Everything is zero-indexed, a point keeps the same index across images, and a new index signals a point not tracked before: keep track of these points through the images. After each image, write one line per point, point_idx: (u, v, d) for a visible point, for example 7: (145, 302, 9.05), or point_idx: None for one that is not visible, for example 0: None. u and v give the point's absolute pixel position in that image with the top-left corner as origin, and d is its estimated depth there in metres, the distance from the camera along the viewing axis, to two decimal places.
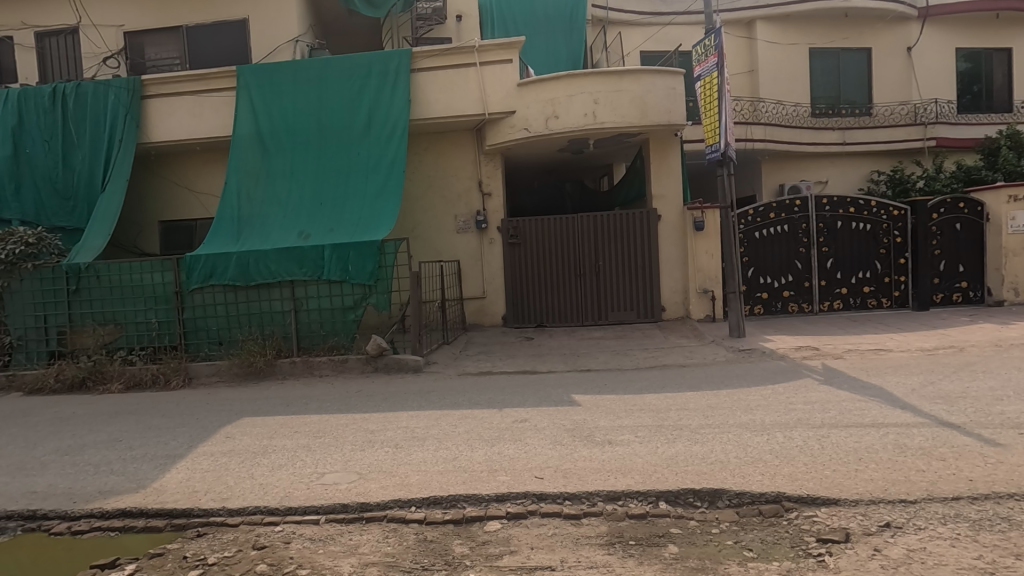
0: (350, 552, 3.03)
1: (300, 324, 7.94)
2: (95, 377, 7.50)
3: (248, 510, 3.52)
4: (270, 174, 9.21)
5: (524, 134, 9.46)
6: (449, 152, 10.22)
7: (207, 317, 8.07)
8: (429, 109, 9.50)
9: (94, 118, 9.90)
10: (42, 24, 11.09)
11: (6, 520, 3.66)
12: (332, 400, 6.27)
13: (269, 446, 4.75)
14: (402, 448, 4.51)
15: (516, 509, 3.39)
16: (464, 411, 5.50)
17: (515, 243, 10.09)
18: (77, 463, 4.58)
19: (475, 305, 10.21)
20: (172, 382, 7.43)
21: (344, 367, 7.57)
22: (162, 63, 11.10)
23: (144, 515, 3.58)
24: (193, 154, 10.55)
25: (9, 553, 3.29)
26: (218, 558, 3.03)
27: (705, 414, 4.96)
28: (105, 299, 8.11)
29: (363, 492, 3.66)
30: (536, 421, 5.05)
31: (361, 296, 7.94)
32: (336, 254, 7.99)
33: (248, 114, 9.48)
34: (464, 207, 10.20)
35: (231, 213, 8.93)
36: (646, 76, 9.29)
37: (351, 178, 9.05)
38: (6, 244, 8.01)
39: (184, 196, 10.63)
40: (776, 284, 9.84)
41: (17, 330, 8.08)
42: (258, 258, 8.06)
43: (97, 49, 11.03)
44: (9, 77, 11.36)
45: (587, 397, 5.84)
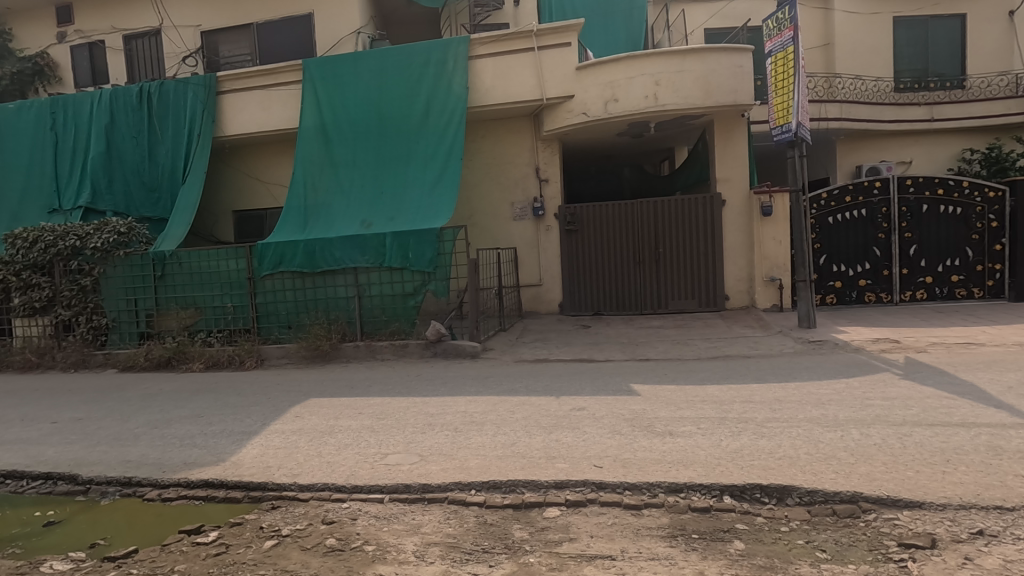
0: (413, 531, 3.11)
1: (363, 309, 8.21)
2: (179, 357, 8.07)
3: (318, 486, 3.69)
4: (333, 164, 9.52)
5: (583, 119, 9.29)
6: (506, 139, 10.22)
7: (277, 301, 8.48)
8: (487, 96, 9.50)
9: (176, 115, 10.55)
10: (129, 27, 11.89)
11: (107, 485, 4.02)
12: (394, 383, 6.47)
13: (335, 426, 4.95)
14: (462, 432, 4.59)
15: (575, 497, 3.38)
16: (522, 398, 5.53)
17: (573, 230, 10.00)
18: (164, 436, 4.97)
19: (532, 292, 10.20)
20: (246, 362, 7.89)
21: (405, 352, 7.78)
22: (235, 60, 11.65)
23: (225, 486, 3.83)
24: (263, 146, 11.04)
25: (111, 515, 3.61)
26: (291, 530, 3.19)
27: (772, 407, 4.75)
28: (187, 284, 8.67)
29: (424, 474, 3.75)
30: (594, 409, 5.01)
31: (421, 283, 8.09)
32: (397, 241, 8.21)
33: (312, 107, 9.82)
34: (521, 193, 10.18)
35: (298, 203, 9.29)
36: (712, 55, 8.90)
37: (410, 166, 9.21)
38: (102, 234, 8.77)
39: (256, 187, 11.18)
40: (851, 272, 9.27)
41: (111, 312, 8.78)
42: (324, 246, 8.40)
43: (177, 49, 11.72)
44: (102, 78, 12.23)
45: (646, 386, 5.73)
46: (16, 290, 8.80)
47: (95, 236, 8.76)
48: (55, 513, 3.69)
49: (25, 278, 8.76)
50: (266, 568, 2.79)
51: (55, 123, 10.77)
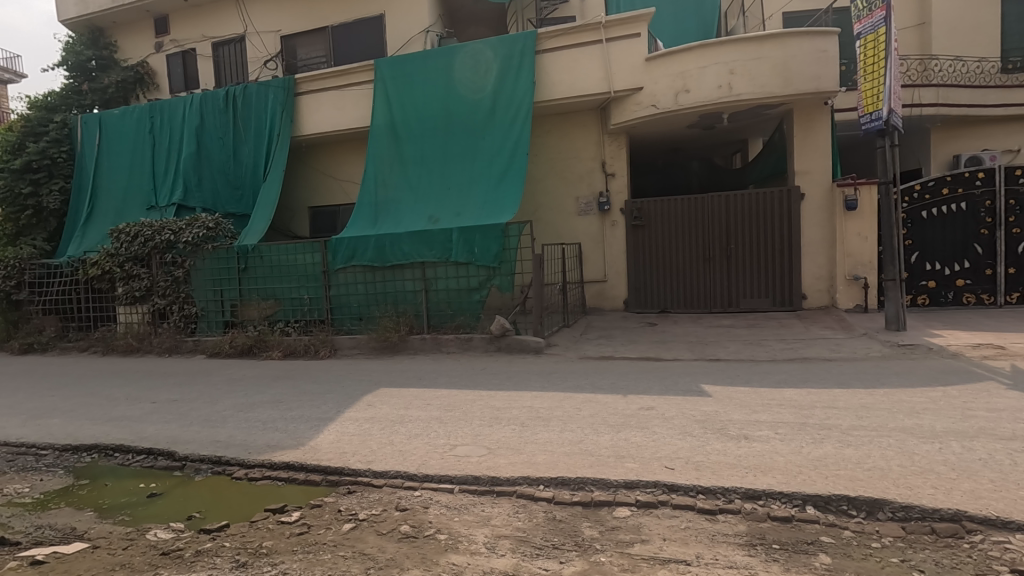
0: (483, 523, 3.15)
1: (430, 302, 8.39)
2: (259, 345, 8.59)
3: (391, 474, 3.81)
4: (402, 161, 9.77)
5: (652, 111, 9.06)
6: (571, 133, 10.14)
7: (349, 294, 8.82)
8: (553, 90, 9.44)
9: (259, 116, 11.17)
10: (218, 35, 12.70)
11: (200, 463, 4.33)
12: (460, 376, 6.61)
13: (406, 416, 5.10)
14: (528, 427, 4.60)
15: (646, 497, 3.31)
16: (588, 395, 5.49)
17: (639, 226, 9.80)
18: (249, 419, 5.30)
19: (596, 288, 10.10)
20: (321, 351, 8.28)
21: (470, 345, 7.90)
22: (311, 62, 12.19)
23: (304, 469, 4.03)
24: (337, 144, 11.51)
25: (204, 491, 3.88)
26: (367, 515, 3.31)
27: (858, 414, 4.46)
28: (266, 276, 9.17)
29: (493, 467, 3.79)
30: (664, 409, 4.90)
31: (486, 277, 8.17)
32: (463, 237, 8.29)
33: (383, 105, 10.11)
34: (586, 188, 10.08)
35: (369, 199, 9.61)
36: (792, 40, 8.43)
37: (476, 161, 9.30)
38: (193, 229, 9.43)
39: (329, 184, 11.69)
40: (946, 271, 8.55)
41: (200, 302, 9.45)
42: (393, 241, 8.65)
43: (259, 54, 12.39)
44: (193, 83, 13.12)
45: (718, 387, 5.54)
46: (120, 280, 9.68)
47: (186, 230, 9.44)
48: (156, 486, 4.01)
49: (127, 269, 9.62)
50: (345, 550, 2.91)
51: (153, 127, 11.67)
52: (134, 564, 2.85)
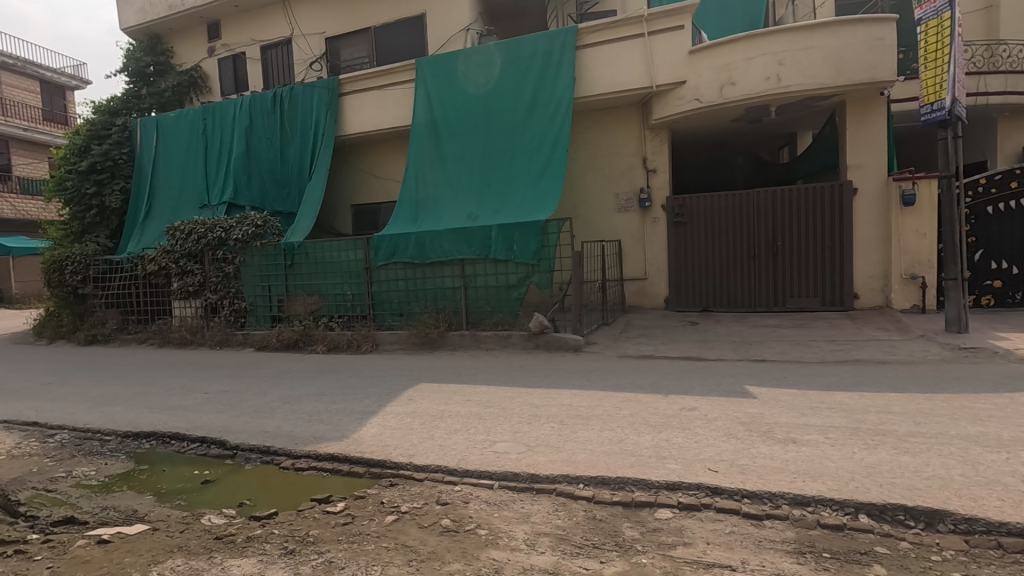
0: (523, 520, 3.16)
1: (469, 299, 8.46)
2: (305, 339, 8.85)
3: (432, 468, 3.87)
4: (442, 159, 9.87)
5: (695, 105, 8.85)
6: (612, 128, 10.01)
7: (390, 290, 8.97)
8: (594, 86, 9.35)
9: (304, 117, 11.49)
10: (266, 38, 13.12)
11: (250, 452, 4.50)
12: (498, 372, 6.63)
13: (446, 411, 5.16)
14: (568, 425, 4.58)
15: (689, 500, 3.24)
16: (628, 394, 5.43)
17: (681, 222, 9.61)
18: (295, 411, 5.47)
19: (636, 286, 9.95)
20: (363, 346, 8.46)
21: (508, 342, 7.91)
22: (355, 63, 12.45)
23: (348, 461, 4.13)
24: (379, 143, 11.72)
25: (253, 479, 4.03)
26: (409, 507, 3.37)
27: (915, 420, 4.25)
28: (311, 273, 9.44)
29: (533, 464, 3.79)
30: (706, 410, 4.79)
31: (525, 275, 8.15)
32: (502, 234, 8.32)
33: (424, 104, 10.23)
34: (626, 184, 9.95)
35: (410, 197, 9.77)
36: (845, 28, 8.08)
37: (516, 158, 9.30)
38: (243, 227, 9.81)
39: (371, 182, 11.93)
40: (1014, 271, 8.05)
41: (249, 297, 9.81)
42: (433, 238, 8.75)
43: (305, 56, 12.73)
44: (243, 86, 13.61)
45: (764, 388, 5.38)
46: (175, 276, 10.14)
47: (237, 228, 9.83)
48: (210, 473, 4.19)
49: (182, 265, 10.07)
50: (388, 541, 2.97)
51: (206, 128, 12.17)
52: (190, 547, 2.99)
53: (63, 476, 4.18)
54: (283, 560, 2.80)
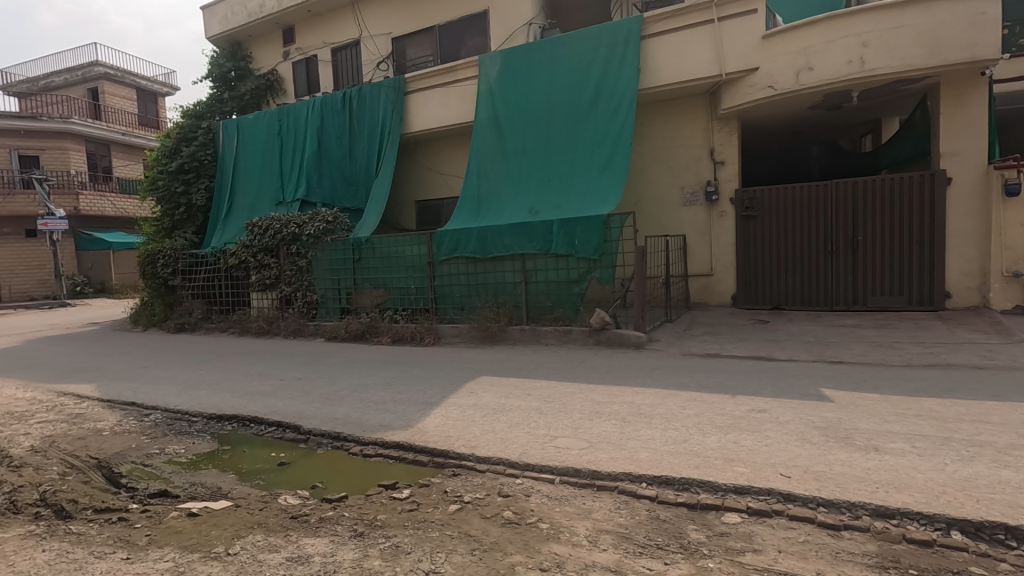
0: (585, 516, 3.14)
1: (530, 294, 8.49)
2: (371, 331, 9.19)
3: (493, 460, 3.92)
4: (504, 154, 9.92)
5: (768, 93, 8.43)
6: (677, 120, 9.72)
7: (452, 284, 9.13)
8: (659, 76, 9.11)
9: (372, 116, 11.88)
10: (336, 41, 13.66)
11: (322, 437, 4.72)
12: (559, 368, 6.62)
13: (507, 405, 5.21)
14: (630, 423, 4.51)
15: (759, 505, 3.11)
16: (693, 393, 5.26)
17: (751, 216, 9.25)
18: (363, 399, 5.69)
19: (701, 282, 9.64)
20: (426, 339, 8.68)
21: (569, 338, 7.89)
22: (419, 62, 12.72)
23: (413, 450, 4.25)
24: (442, 140, 11.94)
25: (324, 463, 4.23)
26: (472, 498, 3.43)
27: (1018, 432, 3.88)
28: (377, 267, 9.77)
29: (594, 461, 3.76)
30: (778, 412, 4.57)
31: (586, 270, 8.07)
32: (564, 229, 8.25)
33: (486, 99, 10.33)
34: (693, 177, 9.64)
35: (473, 192, 9.90)
36: (940, 3, 7.44)
37: (578, 151, 9.20)
38: (315, 223, 10.29)
39: (435, 179, 12.18)
40: None
41: (320, 289, 10.28)
42: (495, 233, 8.81)
43: (373, 56, 13.14)
44: (315, 88, 14.23)
45: (841, 392, 5.07)
46: (254, 269, 10.78)
47: (309, 224, 10.32)
48: (285, 455, 4.43)
49: (259, 259, 10.69)
50: (451, 530, 3.03)
51: (281, 129, 12.83)
52: (269, 524, 3.18)
53: (158, 452, 4.55)
54: (353, 542, 2.93)
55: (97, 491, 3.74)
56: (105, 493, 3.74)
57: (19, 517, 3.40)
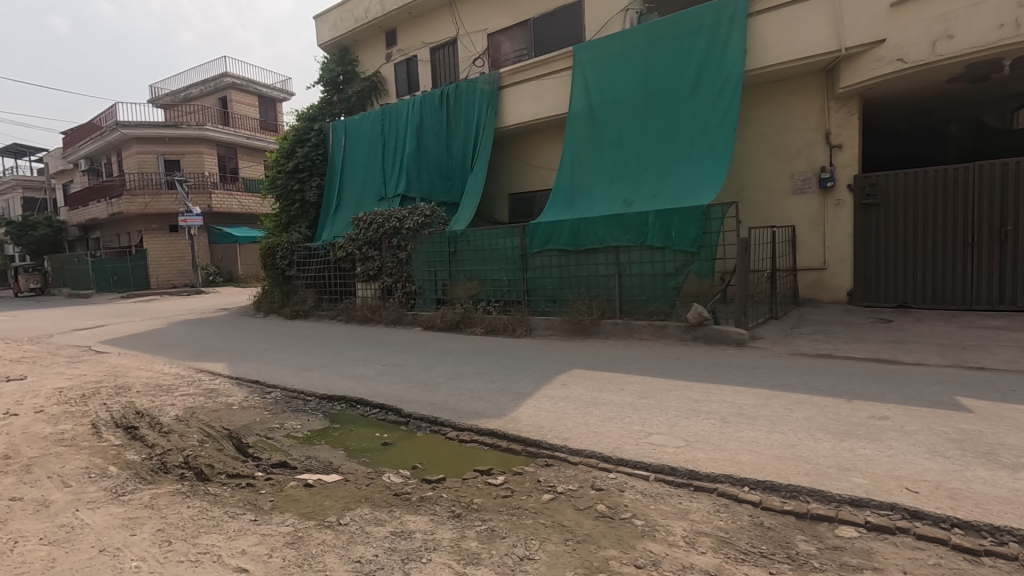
0: (681, 516, 3.04)
1: (623, 288, 8.34)
2: (466, 321, 9.49)
3: (586, 453, 3.91)
4: (599, 145, 9.77)
5: (897, 67, 7.61)
6: (788, 101, 9.05)
7: (544, 276, 9.17)
8: (767, 56, 8.52)
9: (468, 111, 12.19)
10: (435, 40, 14.13)
11: (422, 421, 4.96)
12: (653, 363, 6.45)
13: (600, 398, 5.17)
14: (730, 423, 4.31)
15: (879, 520, 2.85)
16: (801, 396, 4.91)
17: (872, 204, 8.41)
18: (458, 386, 5.91)
19: (812, 277, 8.93)
20: (518, 330, 8.82)
21: (664, 333, 7.66)
22: (514, 55, 12.83)
23: (506, 438, 4.35)
24: (536, 132, 11.99)
25: (423, 445, 4.44)
26: (565, 488, 3.44)
27: None
28: (472, 259, 10.03)
29: (691, 460, 3.64)
30: (903, 421, 4.14)
31: (683, 263, 7.76)
32: (660, 220, 7.96)
33: (581, 90, 10.23)
34: (804, 162, 8.96)
35: (567, 184, 9.87)
36: None
37: (676, 141, 8.84)
38: (413, 217, 10.77)
39: (528, 171, 12.29)
40: None
41: (418, 281, 10.76)
42: (588, 225, 8.70)
43: (469, 53, 13.48)
44: (415, 86, 14.84)
45: (981, 401, 4.50)
46: (359, 261, 11.50)
47: (409, 218, 10.82)
48: (388, 436, 4.71)
49: (364, 251, 11.39)
50: (545, 518, 3.06)
51: (384, 127, 13.52)
52: (376, 499, 3.39)
53: (278, 427, 5.02)
54: (451, 522, 3.05)
55: (229, 459, 4.19)
56: (235, 460, 4.18)
57: (168, 476, 3.89)
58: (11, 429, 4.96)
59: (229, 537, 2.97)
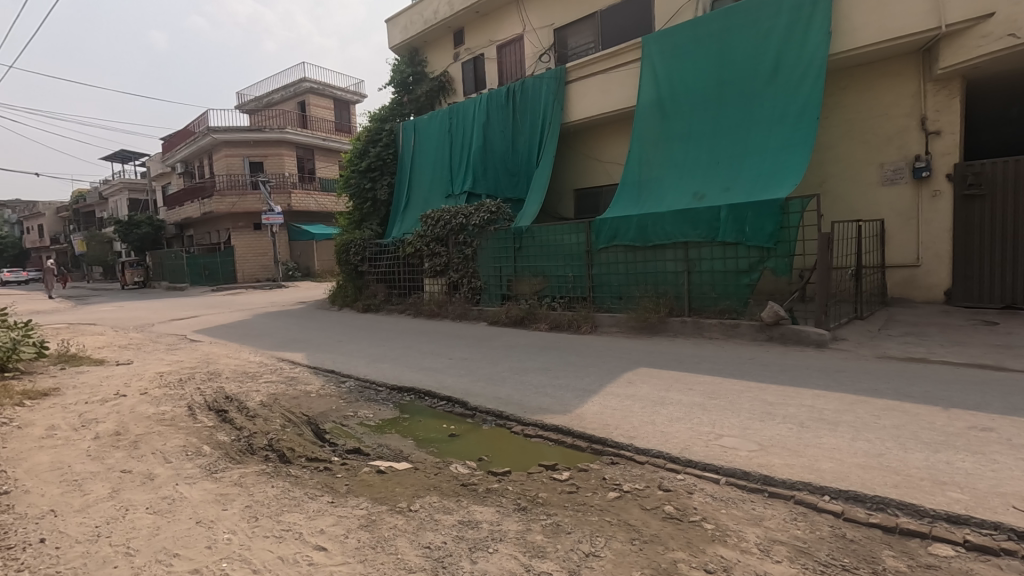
0: (754, 522, 2.93)
1: (693, 285, 8.10)
2: (531, 317, 9.54)
3: (653, 453, 3.83)
4: (668, 138, 9.49)
5: (1008, 43, 6.89)
6: (878, 86, 8.42)
7: (610, 273, 9.05)
8: (855, 38, 7.96)
9: (535, 107, 12.20)
10: (502, 38, 14.23)
11: (487, 415, 5.04)
12: (724, 363, 6.22)
13: (668, 398, 5.05)
14: (809, 429, 4.08)
15: (981, 540, 2.61)
16: (890, 402, 4.57)
17: (975, 195, 7.69)
18: (523, 381, 5.95)
19: (903, 274, 8.29)
20: (583, 327, 8.77)
21: (736, 332, 7.38)
22: (580, 49, 12.70)
23: (571, 434, 4.34)
24: (602, 126, 11.83)
25: (488, 438, 4.51)
26: (631, 488, 3.39)
27: None
28: (537, 255, 10.04)
29: (766, 465, 3.49)
30: (1010, 433, 3.77)
31: (757, 259, 7.42)
32: (733, 215, 7.62)
33: (650, 81, 9.96)
34: (896, 151, 8.31)
35: (634, 178, 9.65)
36: None
37: (751, 131, 8.46)
38: (479, 213, 10.91)
39: (594, 166, 12.14)
40: None
41: (484, 276, 10.93)
42: (656, 220, 8.45)
43: (536, 49, 13.47)
44: (482, 84, 15.00)
45: None
46: (427, 257, 11.81)
47: (475, 215, 10.97)
48: (455, 428, 4.82)
49: (432, 247, 11.68)
50: (610, 516, 3.04)
51: (451, 126, 13.78)
52: (444, 489, 3.49)
53: (352, 415, 5.26)
54: (517, 515, 3.09)
55: (308, 443, 4.45)
56: (314, 445, 4.43)
57: (254, 456, 4.18)
58: (120, 408, 5.50)
59: (310, 517, 3.15)
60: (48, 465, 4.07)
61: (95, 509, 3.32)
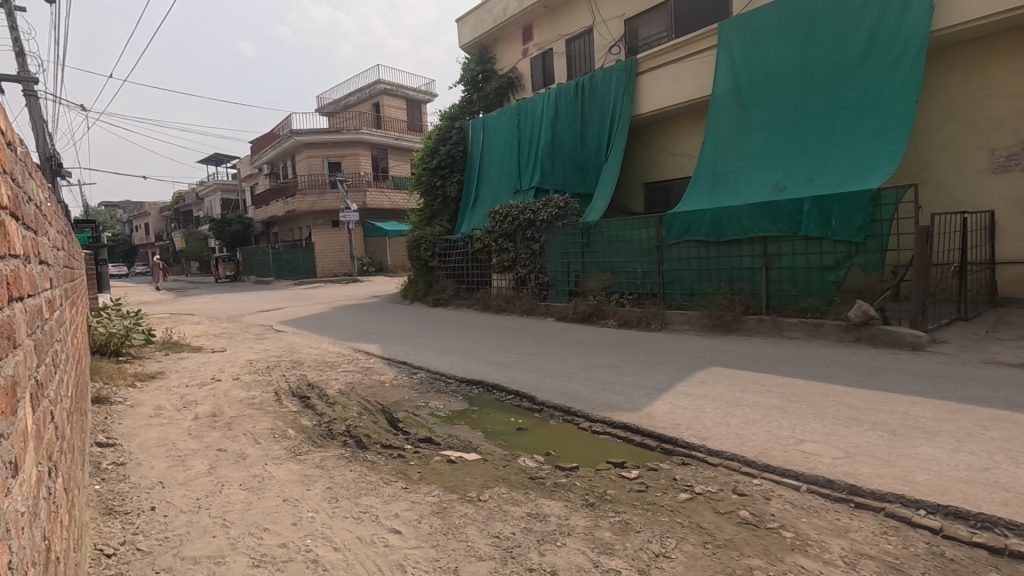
0: (839, 533, 2.76)
1: (772, 282, 7.73)
2: (599, 313, 9.46)
3: (727, 455, 3.70)
4: (745, 127, 9.06)
5: None
6: (989, 63, 7.63)
7: (682, 269, 8.77)
8: (962, 11, 7.25)
9: (604, 101, 12.04)
10: (570, 31, 14.13)
11: (554, 410, 5.05)
12: (805, 364, 5.88)
13: (743, 399, 4.84)
14: (902, 437, 3.79)
15: None
16: (998, 412, 4.16)
17: None
18: (591, 378, 5.91)
19: (1017, 272, 7.49)
20: (652, 324, 8.58)
21: (819, 332, 6.95)
22: (652, 39, 12.38)
23: (640, 433, 4.28)
24: (675, 118, 11.47)
25: (555, 433, 4.53)
26: (704, 490, 3.29)
27: None
28: (605, 250, 9.92)
29: (853, 474, 3.28)
30: None
31: (845, 255, 6.98)
32: (817, 207, 7.18)
33: (727, 69, 9.51)
34: (1010, 135, 7.50)
35: (708, 170, 9.28)
36: None
37: (839, 119, 7.92)
38: (546, 208, 10.89)
39: (666, 159, 11.80)
40: None
41: (551, 272, 10.91)
42: (731, 213, 8.07)
43: (605, 41, 13.25)
44: (550, 79, 14.95)
45: None
46: (495, 252, 11.96)
47: (543, 210, 10.97)
48: (522, 422, 4.86)
49: (500, 243, 11.81)
50: (682, 518, 2.97)
51: (519, 121, 13.83)
52: (512, 481, 3.54)
53: (423, 405, 5.43)
54: (585, 510, 3.08)
55: (382, 431, 4.65)
56: (388, 433, 4.62)
57: (333, 441, 4.42)
58: (216, 392, 5.97)
59: (385, 501, 3.30)
60: (156, 441, 4.50)
61: (195, 483, 3.64)
